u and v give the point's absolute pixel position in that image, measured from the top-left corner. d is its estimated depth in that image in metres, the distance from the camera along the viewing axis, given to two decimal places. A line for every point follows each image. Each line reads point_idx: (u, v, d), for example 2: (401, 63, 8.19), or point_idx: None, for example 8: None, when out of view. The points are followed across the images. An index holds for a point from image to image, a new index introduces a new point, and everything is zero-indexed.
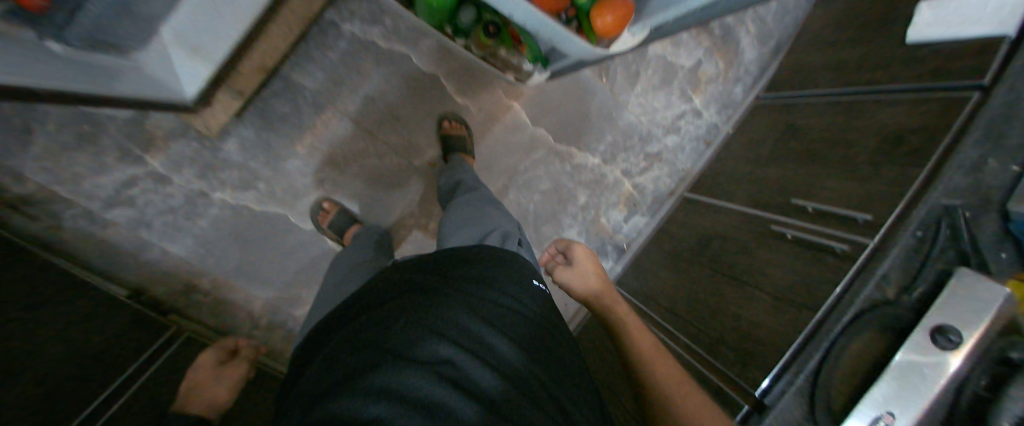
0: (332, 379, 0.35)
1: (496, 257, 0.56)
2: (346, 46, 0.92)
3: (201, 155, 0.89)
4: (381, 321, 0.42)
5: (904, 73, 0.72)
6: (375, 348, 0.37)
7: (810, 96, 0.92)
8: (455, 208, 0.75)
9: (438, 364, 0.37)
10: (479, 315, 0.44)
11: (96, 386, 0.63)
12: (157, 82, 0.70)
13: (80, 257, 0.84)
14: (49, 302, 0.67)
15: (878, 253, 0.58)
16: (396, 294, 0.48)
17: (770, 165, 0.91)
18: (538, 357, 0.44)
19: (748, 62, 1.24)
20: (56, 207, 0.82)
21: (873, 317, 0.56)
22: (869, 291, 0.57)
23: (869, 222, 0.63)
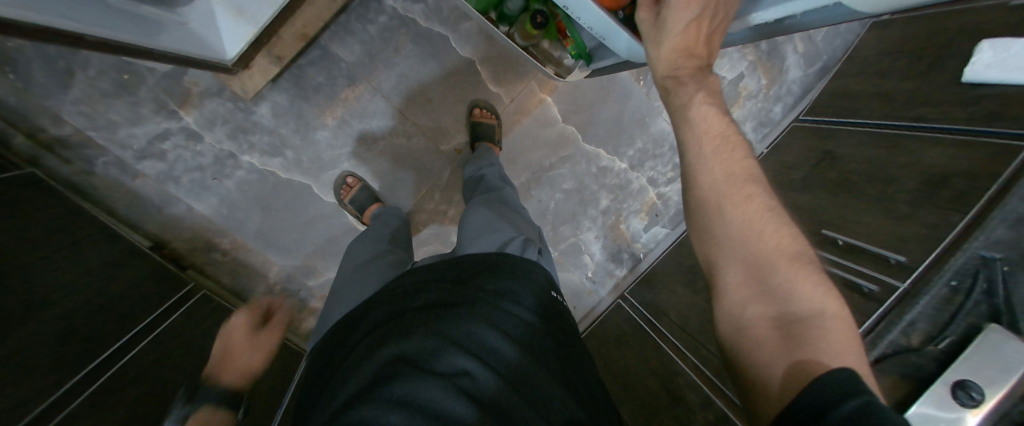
0: (359, 384, 0.36)
1: (520, 262, 0.54)
2: (386, 21, 0.92)
3: (234, 116, 0.89)
4: (401, 329, 0.42)
5: (946, 96, 0.64)
6: (395, 357, 0.37)
7: (851, 124, 0.83)
8: (475, 206, 0.74)
9: (455, 376, 0.36)
10: (495, 325, 0.43)
11: (111, 333, 0.64)
12: (197, 38, 0.71)
13: (109, 204, 0.86)
14: (69, 248, 0.68)
15: (908, 296, 0.50)
16: (415, 299, 0.48)
17: (796, 191, 0.85)
18: (553, 369, 0.43)
19: (792, 81, 1.19)
20: (90, 152, 0.84)
21: (896, 362, 0.48)
22: (892, 337, 0.49)
23: (903, 263, 0.54)
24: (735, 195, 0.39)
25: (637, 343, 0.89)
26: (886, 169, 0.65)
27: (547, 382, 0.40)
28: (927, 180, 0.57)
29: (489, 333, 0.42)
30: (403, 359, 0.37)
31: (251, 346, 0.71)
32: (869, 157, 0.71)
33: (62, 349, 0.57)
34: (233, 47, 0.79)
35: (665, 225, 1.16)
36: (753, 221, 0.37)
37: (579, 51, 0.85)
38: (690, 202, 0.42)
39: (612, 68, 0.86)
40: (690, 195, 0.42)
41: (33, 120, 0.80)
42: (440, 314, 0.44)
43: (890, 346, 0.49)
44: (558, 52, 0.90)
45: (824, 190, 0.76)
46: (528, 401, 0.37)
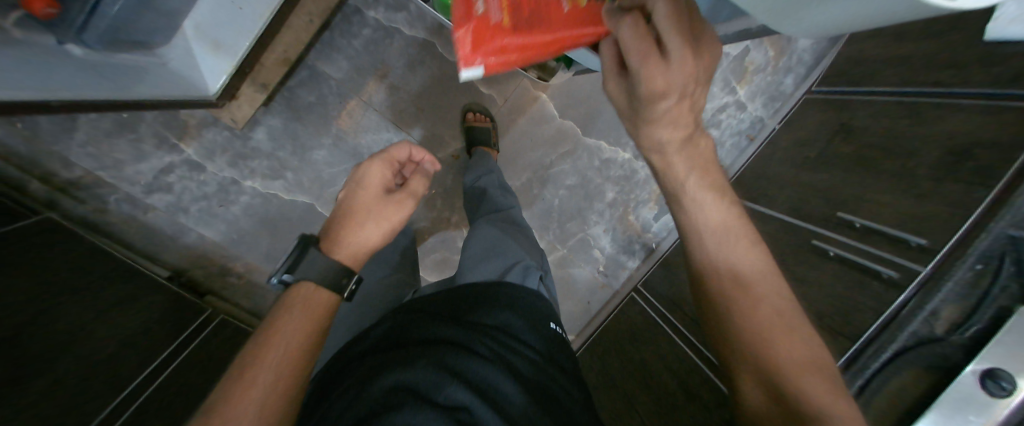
0: (357, 409, 0.34)
1: (518, 301, 0.56)
2: (371, 34, 0.90)
3: (233, 143, 0.90)
4: (404, 356, 0.41)
5: (966, 58, 0.59)
6: (398, 383, 0.37)
7: (868, 92, 0.77)
8: (482, 226, 0.74)
9: (457, 410, 0.35)
10: (499, 363, 0.43)
11: (132, 370, 0.67)
12: (183, 78, 0.72)
13: (126, 238, 0.89)
14: (94, 286, 0.72)
15: (931, 281, 0.47)
16: (420, 328, 0.48)
17: (809, 169, 0.80)
18: (553, 410, 0.41)
19: (803, 50, 1.10)
20: (103, 191, 0.87)
21: (920, 353, 0.47)
22: (913, 327, 0.47)
23: (925, 247, 0.50)
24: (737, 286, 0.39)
25: (652, 339, 0.87)
26: (912, 140, 0.60)
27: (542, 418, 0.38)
28: (951, 152, 0.53)
29: (491, 371, 0.42)
30: (405, 388, 0.36)
31: (387, 198, 0.50)
32: (889, 129, 0.65)
33: (84, 391, 0.59)
34: (215, 82, 0.79)
35: None
36: (758, 317, 0.37)
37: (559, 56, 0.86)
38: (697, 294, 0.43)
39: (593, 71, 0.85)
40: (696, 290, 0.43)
41: (47, 165, 0.83)
42: (445, 347, 0.43)
43: (910, 337, 0.48)
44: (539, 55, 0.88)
45: (839, 169, 0.72)
46: None
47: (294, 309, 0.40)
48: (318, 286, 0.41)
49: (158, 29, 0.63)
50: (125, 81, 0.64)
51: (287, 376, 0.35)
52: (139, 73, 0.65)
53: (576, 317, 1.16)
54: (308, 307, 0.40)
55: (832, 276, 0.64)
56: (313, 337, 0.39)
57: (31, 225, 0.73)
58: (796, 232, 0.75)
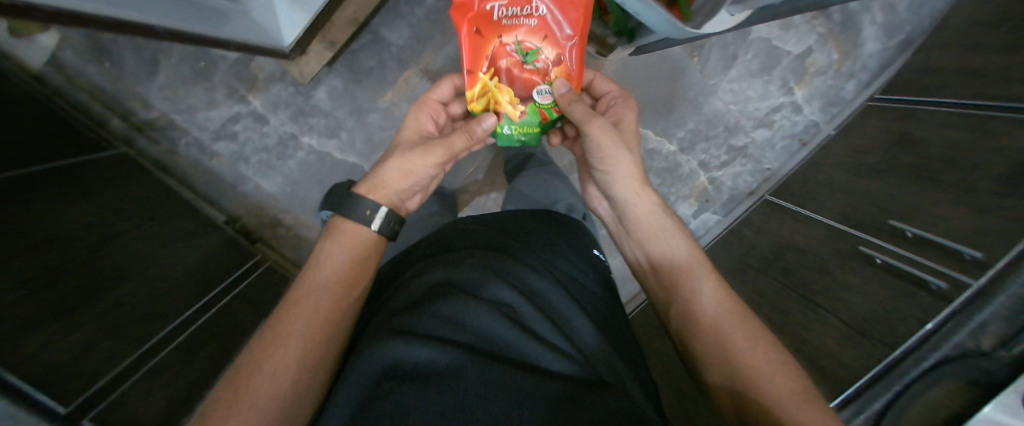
0: (409, 299, 0.40)
1: (556, 230, 0.62)
2: (434, 4, 0.92)
3: (295, 100, 0.95)
4: (452, 261, 0.46)
5: None
6: (448, 281, 0.41)
7: (934, 103, 0.78)
8: (525, 177, 0.86)
9: (503, 304, 0.39)
10: (542, 273, 0.47)
11: (183, 299, 0.71)
12: (260, 27, 0.79)
13: (191, 181, 0.97)
14: (152, 222, 0.77)
15: (982, 297, 0.52)
16: (467, 241, 0.53)
17: (869, 178, 0.78)
18: (598, 323, 0.46)
19: (869, 55, 1.04)
20: (174, 133, 0.95)
21: (955, 367, 0.53)
22: (959, 339, 0.52)
23: (978, 259, 0.53)
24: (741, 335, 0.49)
25: None
26: (1011, 157, 0.56)
27: (578, 313, 0.44)
28: None
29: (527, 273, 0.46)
30: (453, 282, 0.41)
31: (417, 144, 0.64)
32: (978, 147, 0.63)
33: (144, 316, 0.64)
34: (290, 36, 0.83)
35: (717, 211, 1.12)
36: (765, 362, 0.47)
37: (622, 27, 0.85)
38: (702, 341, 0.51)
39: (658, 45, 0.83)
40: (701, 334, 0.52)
41: (126, 104, 0.93)
42: (484, 254, 0.48)
43: (954, 349, 0.53)
44: (600, 28, 0.88)
45: (916, 180, 0.69)
46: (566, 332, 0.40)
47: (332, 241, 0.54)
48: (349, 221, 0.56)
49: None
50: (216, 22, 0.70)
51: (325, 293, 0.49)
52: (224, 15, 0.72)
53: None
54: (343, 239, 0.55)
55: (889, 288, 0.62)
56: (344, 264, 0.53)
57: (105, 158, 0.82)
58: (850, 236, 0.73)
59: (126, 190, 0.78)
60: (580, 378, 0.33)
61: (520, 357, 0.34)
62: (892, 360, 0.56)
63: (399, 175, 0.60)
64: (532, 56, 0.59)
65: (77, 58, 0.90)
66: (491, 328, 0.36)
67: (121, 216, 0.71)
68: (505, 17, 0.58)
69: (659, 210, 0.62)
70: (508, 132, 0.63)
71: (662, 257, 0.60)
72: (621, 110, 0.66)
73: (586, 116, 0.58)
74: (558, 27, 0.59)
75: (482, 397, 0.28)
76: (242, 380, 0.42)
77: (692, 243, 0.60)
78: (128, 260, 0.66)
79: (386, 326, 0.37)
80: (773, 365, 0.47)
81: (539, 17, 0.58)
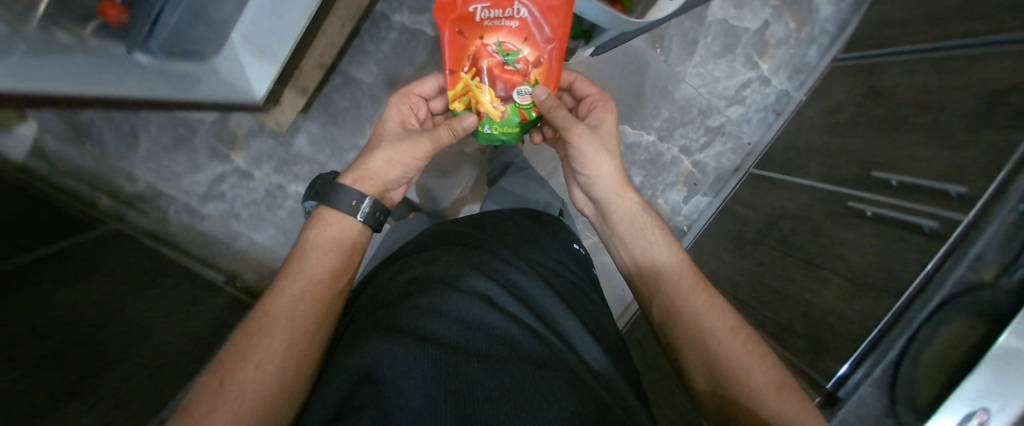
0: (390, 297, 0.41)
1: (531, 222, 0.63)
2: (397, 37, 0.94)
3: (277, 150, 0.96)
4: (432, 258, 0.47)
5: None
6: (428, 276, 0.43)
7: (897, 54, 0.81)
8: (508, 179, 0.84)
9: (481, 293, 0.40)
10: (519, 265, 0.49)
11: (190, 362, 0.72)
12: (231, 84, 0.79)
13: (185, 246, 0.97)
14: (153, 292, 0.78)
15: (970, 232, 0.52)
16: (445, 240, 0.54)
17: (845, 136, 0.81)
18: (574, 306, 0.48)
19: (825, 18, 1.07)
20: (163, 202, 0.96)
21: (967, 302, 0.53)
22: (958, 275, 0.52)
23: (965, 196, 0.54)
24: (718, 324, 0.51)
25: None
26: (978, 101, 0.58)
27: (576, 322, 0.44)
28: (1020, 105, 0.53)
29: (510, 268, 0.47)
30: (432, 276, 0.42)
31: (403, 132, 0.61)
32: (942, 94, 0.64)
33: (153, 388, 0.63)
34: (261, 88, 0.84)
35: (706, 193, 1.13)
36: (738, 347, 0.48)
37: (577, 29, 0.86)
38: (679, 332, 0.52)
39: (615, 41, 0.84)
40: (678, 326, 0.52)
41: (113, 181, 0.95)
42: (467, 252, 0.49)
43: (957, 286, 0.53)
44: None
45: (892, 132, 0.71)
46: (543, 319, 0.42)
47: (317, 231, 0.53)
48: (334, 210, 0.54)
49: (207, 38, 0.72)
50: (187, 85, 0.72)
51: (313, 284, 0.47)
52: (195, 79, 0.74)
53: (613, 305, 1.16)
54: (329, 229, 0.53)
55: (881, 241, 0.63)
56: (332, 254, 0.51)
57: (98, 238, 0.83)
58: (836, 197, 0.75)
59: (125, 264, 0.79)
60: (557, 366, 0.34)
61: (500, 344, 0.34)
62: (896, 310, 0.56)
63: (388, 166, 0.58)
64: (513, 57, 0.58)
65: (60, 145, 0.93)
66: (473, 322, 0.36)
67: (120, 289, 0.73)
68: (487, 18, 0.57)
69: (638, 209, 0.64)
70: (490, 131, 0.60)
71: (644, 254, 0.61)
72: (600, 113, 0.65)
73: (570, 122, 0.58)
74: (539, 29, 0.58)
75: (460, 393, 0.28)
76: (224, 371, 0.39)
77: (674, 243, 0.62)
78: (126, 339, 0.66)
79: (368, 326, 0.37)
80: (746, 347, 0.48)
81: (520, 20, 0.57)
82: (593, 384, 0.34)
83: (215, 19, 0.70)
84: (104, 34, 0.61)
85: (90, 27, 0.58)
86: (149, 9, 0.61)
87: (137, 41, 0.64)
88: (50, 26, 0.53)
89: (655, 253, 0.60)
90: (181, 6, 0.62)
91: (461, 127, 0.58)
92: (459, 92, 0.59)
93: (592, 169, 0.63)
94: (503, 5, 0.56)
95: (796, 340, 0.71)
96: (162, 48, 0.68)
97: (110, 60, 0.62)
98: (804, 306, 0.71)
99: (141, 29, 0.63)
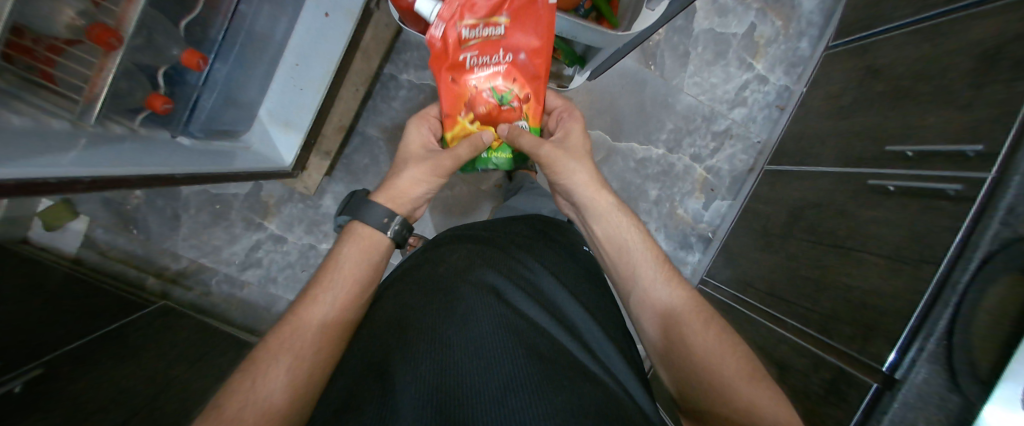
0: (395, 299, 0.43)
1: (532, 223, 0.65)
2: (407, 93, 1.01)
3: (306, 212, 1.02)
4: (439, 259, 0.49)
5: None
6: (434, 275, 0.44)
7: (884, 32, 0.82)
8: (519, 195, 0.83)
9: (489, 286, 0.42)
10: (532, 264, 0.50)
11: None
12: (261, 155, 0.82)
13: (228, 315, 1.01)
14: (199, 361, 0.80)
15: (997, 187, 0.51)
16: (451, 240, 0.56)
17: (853, 116, 0.81)
18: (595, 311, 0.48)
19: (809, 12, 1.10)
20: (204, 275, 1.02)
21: (1009, 256, 0.48)
22: (992, 232, 0.50)
23: (982, 153, 0.54)
24: (696, 319, 0.49)
25: None
26: (981, 71, 0.60)
27: (605, 341, 0.43)
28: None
29: (526, 268, 0.49)
30: (438, 276, 0.44)
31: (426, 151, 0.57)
32: (946, 67, 0.65)
33: None
34: (289, 156, 0.87)
35: (725, 197, 1.13)
36: (717, 344, 0.46)
37: (572, 57, 0.82)
38: (661, 328, 0.50)
39: (613, 59, 0.79)
40: (659, 321, 0.50)
41: (158, 262, 1.01)
42: (480, 251, 0.50)
43: (995, 242, 0.50)
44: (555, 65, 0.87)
45: (903, 108, 0.70)
46: (553, 311, 0.43)
47: (349, 243, 0.49)
48: (366, 225, 0.50)
49: (241, 118, 0.79)
50: (224, 158, 0.74)
51: (344, 293, 0.45)
52: (229, 153, 0.76)
53: None
54: (361, 242, 0.49)
55: (912, 216, 0.61)
56: (363, 268, 0.48)
57: (144, 316, 0.87)
58: (855, 180, 0.74)
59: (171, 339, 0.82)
60: (554, 356, 0.34)
61: (506, 338, 0.34)
62: (936, 278, 0.55)
63: (419, 184, 0.55)
64: (506, 99, 0.56)
65: (109, 234, 1.00)
66: (478, 312, 0.37)
67: (160, 362, 0.75)
68: (476, 64, 0.55)
69: (615, 210, 0.57)
70: (485, 156, 0.60)
71: (620, 251, 0.56)
72: (568, 123, 0.61)
73: (538, 147, 0.55)
74: (527, 67, 0.56)
75: (457, 392, 0.29)
76: (250, 375, 0.38)
77: (648, 240, 0.56)
78: (184, 404, 0.69)
79: (379, 327, 0.39)
80: (725, 342, 0.47)
81: (508, 63, 0.55)
82: (599, 381, 0.34)
83: (243, 100, 0.78)
84: (151, 123, 0.64)
85: (140, 118, 0.61)
86: (189, 97, 0.67)
87: (179, 126, 0.68)
88: (106, 121, 0.56)
89: (632, 250, 0.55)
90: (216, 92, 0.70)
91: (481, 142, 0.53)
92: (456, 135, 0.58)
93: (565, 179, 0.58)
94: (490, 50, 0.54)
95: (842, 328, 0.67)
96: (201, 130, 0.72)
97: (159, 145, 0.65)
98: (846, 294, 0.69)
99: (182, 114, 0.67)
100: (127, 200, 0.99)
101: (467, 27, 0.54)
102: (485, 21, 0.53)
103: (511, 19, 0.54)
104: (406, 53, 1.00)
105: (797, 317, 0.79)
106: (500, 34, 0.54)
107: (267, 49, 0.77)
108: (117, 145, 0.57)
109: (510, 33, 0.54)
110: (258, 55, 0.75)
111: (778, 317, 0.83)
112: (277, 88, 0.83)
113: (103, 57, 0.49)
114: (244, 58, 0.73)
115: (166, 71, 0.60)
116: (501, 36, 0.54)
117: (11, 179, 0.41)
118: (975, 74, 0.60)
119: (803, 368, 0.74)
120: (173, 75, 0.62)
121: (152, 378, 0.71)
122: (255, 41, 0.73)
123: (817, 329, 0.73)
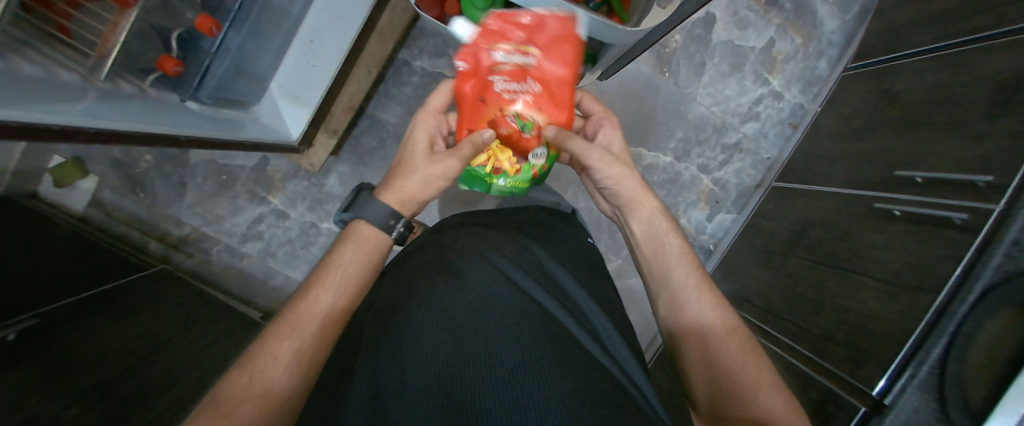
0: (415, 271, 0.44)
1: (549, 217, 0.65)
2: (419, 80, 1.01)
3: (310, 190, 1.02)
4: (462, 239, 0.50)
5: None
6: (452, 256, 0.45)
7: (908, 55, 0.81)
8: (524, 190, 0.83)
9: (505, 272, 0.42)
10: (542, 255, 0.50)
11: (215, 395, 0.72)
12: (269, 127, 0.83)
13: (225, 285, 1.03)
14: (185, 329, 0.79)
15: (1003, 220, 0.49)
16: (473, 222, 0.57)
17: (866, 139, 0.80)
18: (602, 304, 0.48)
19: (831, 32, 1.08)
20: (206, 244, 1.03)
21: (1010, 291, 0.47)
22: (995, 264, 0.49)
23: (991, 183, 0.53)
24: (721, 327, 0.48)
25: None
26: (997, 102, 0.58)
27: (613, 331, 0.43)
28: None
29: (533, 253, 0.49)
30: (457, 255, 0.44)
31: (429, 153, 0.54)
32: (961, 96, 0.64)
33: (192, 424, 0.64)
34: (296, 130, 0.86)
35: (730, 210, 1.12)
36: (740, 352, 0.46)
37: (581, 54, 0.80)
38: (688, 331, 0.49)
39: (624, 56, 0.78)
40: (682, 322, 0.50)
41: (162, 226, 1.03)
42: (490, 235, 0.50)
43: (995, 274, 0.49)
44: None
45: (915, 133, 0.69)
46: (563, 295, 0.44)
47: (348, 243, 0.48)
48: (369, 225, 0.49)
49: (252, 89, 0.80)
50: (233, 126, 0.74)
51: (345, 292, 0.45)
52: (238, 123, 0.77)
53: (642, 329, 1.12)
54: (361, 242, 0.48)
55: (916, 242, 0.60)
56: (362, 268, 0.47)
57: (143, 276, 0.88)
58: (861, 202, 0.73)
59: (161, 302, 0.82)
60: (572, 343, 0.35)
61: (522, 321, 0.35)
62: (936, 304, 0.54)
63: (418, 183, 0.52)
64: (528, 127, 0.54)
65: (115, 195, 1.02)
66: (492, 294, 0.37)
67: (151, 325, 0.75)
68: (505, 90, 0.52)
69: (653, 211, 0.57)
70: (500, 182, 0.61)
71: (655, 250, 0.56)
72: (606, 130, 0.59)
73: (583, 149, 0.53)
74: (555, 97, 0.54)
75: (465, 370, 0.29)
76: (249, 370, 0.37)
77: (683, 245, 0.56)
78: (170, 371, 0.69)
79: (394, 299, 0.39)
80: (747, 354, 0.46)
81: (536, 93, 0.53)
82: (608, 372, 0.34)
83: (256, 72, 0.78)
84: (161, 86, 0.65)
85: (151, 79, 0.61)
86: (201, 63, 0.68)
87: (188, 91, 0.69)
88: (116, 78, 0.58)
89: (668, 249, 0.55)
90: (228, 61, 0.71)
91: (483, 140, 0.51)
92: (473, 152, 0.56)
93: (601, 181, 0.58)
94: (521, 78, 0.52)
95: (835, 349, 0.67)
96: (210, 97, 0.73)
97: (165, 106, 0.65)
98: (842, 315, 0.68)
99: (192, 80, 0.68)
100: (137, 163, 1.00)
101: (500, 51, 0.53)
102: (518, 49, 0.52)
103: (541, 50, 0.53)
104: (422, 40, 1.00)
105: (790, 335, 0.78)
106: (531, 63, 0.53)
107: (283, 24, 0.77)
108: (123, 103, 0.58)
109: (543, 65, 0.53)
110: (273, 29, 0.76)
111: (771, 334, 0.82)
112: (291, 62, 0.83)
113: (117, 14, 0.51)
114: (258, 30, 0.73)
115: (180, 34, 0.62)
116: (532, 65, 0.53)
117: (10, 120, 0.42)
118: (990, 105, 0.59)
119: (791, 386, 0.73)
120: (186, 39, 0.64)
121: (143, 338, 0.72)
122: (271, 15, 0.74)
123: (810, 348, 0.73)
